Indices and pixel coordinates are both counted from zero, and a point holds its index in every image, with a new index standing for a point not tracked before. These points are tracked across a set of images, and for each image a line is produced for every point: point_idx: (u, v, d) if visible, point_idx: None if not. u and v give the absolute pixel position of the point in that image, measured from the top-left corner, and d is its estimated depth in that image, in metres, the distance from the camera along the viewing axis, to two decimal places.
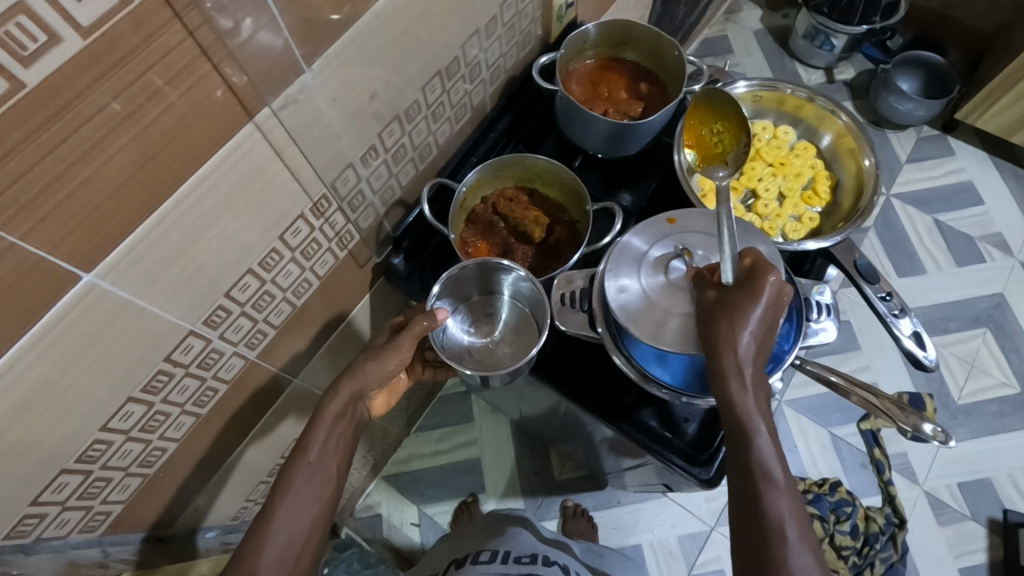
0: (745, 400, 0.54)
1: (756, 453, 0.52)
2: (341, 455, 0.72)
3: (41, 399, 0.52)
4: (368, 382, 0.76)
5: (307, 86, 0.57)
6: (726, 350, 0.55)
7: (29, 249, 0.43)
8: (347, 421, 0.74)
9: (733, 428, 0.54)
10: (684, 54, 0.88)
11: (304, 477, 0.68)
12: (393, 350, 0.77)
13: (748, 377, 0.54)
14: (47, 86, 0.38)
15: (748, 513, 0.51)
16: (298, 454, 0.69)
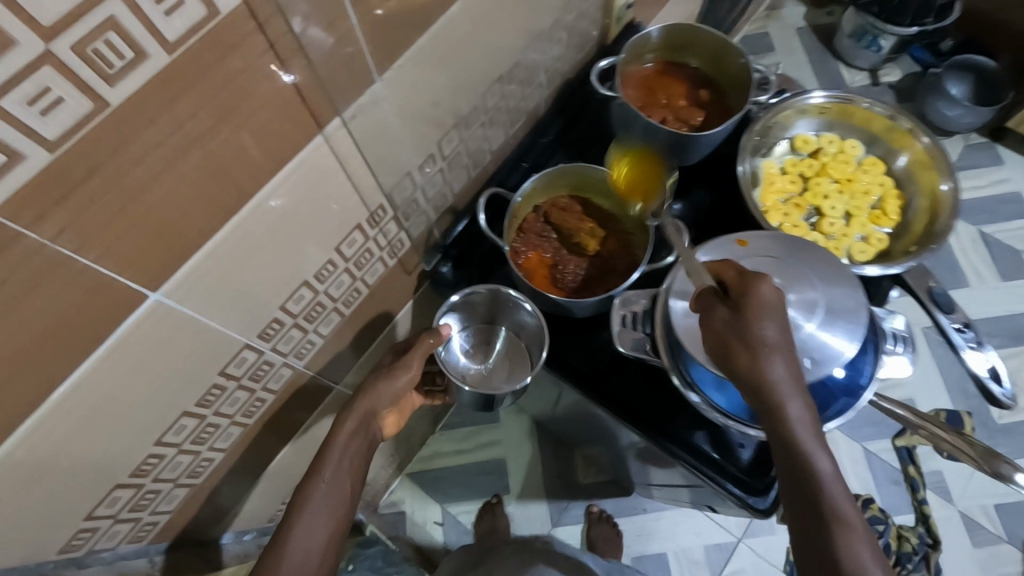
0: (794, 430, 0.51)
1: (814, 484, 0.49)
2: (355, 474, 0.67)
3: (102, 417, 0.50)
4: (381, 400, 0.73)
5: (378, 96, 0.54)
6: (765, 382, 0.51)
7: (101, 271, 0.41)
8: (362, 441, 0.70)
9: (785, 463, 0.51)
10: (750, 61, 0.84)
11: (319, 496, 0.63)
12: (406, 370, 0.75)
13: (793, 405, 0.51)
14: (130, 106, 0.35)
15: (821, 558, 0.47)
16: (312, 474, 0.65)
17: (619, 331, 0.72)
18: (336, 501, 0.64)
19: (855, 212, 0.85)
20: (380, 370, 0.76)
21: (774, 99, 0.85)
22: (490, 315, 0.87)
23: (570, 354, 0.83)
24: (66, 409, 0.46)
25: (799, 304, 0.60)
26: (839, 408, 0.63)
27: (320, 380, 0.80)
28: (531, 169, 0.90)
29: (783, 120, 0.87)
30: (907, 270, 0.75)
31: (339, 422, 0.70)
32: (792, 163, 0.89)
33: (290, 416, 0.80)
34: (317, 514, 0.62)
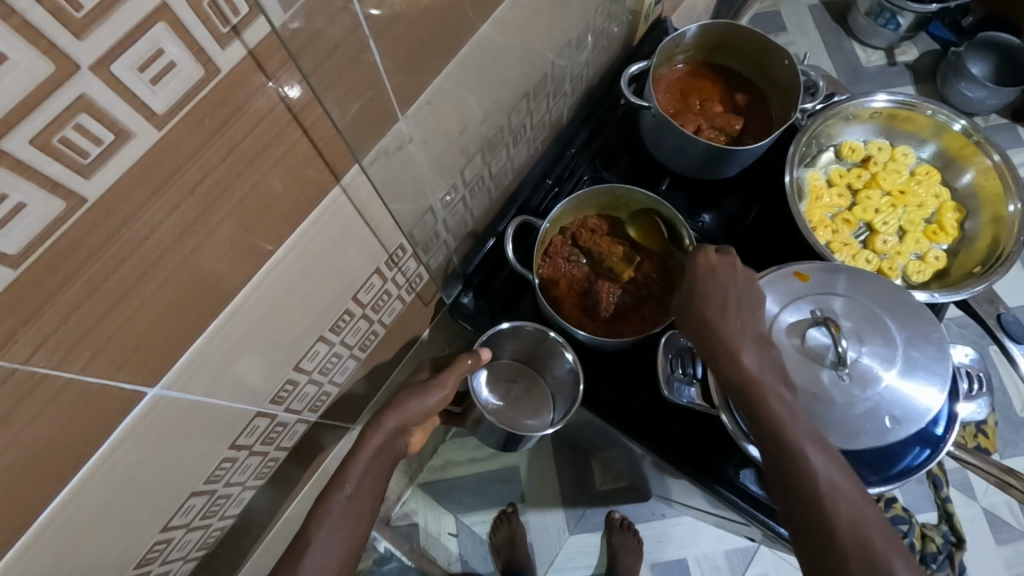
0: (745, 368, 0.51)
1: (773, 417, 0.48)
2: (377, 493, 0.61)
3: (100, 520, 0.44)
4: (412, 418, 0.65)
5: (401, 135, 0.47)
6: (704, 331, 0.53)
7: (88, 380, 0.34)
8: (386, 458, 0.63)
9: (743, 401, 0.50)
10: (796, 62, 0.76)
11: (339, 513, 0.56)
12: (441, 388, 0.67)
13: (738, 346, 0.52)
14: (113, 196, 0.28)
15: (784, 490, 0.47)
16: (334, 486, 0.58)
17: (666, 373, 0.64)
18: (352, 524, 0.56)
19: (909, 227, 0.82)
20: (413, 386, 0.67)
21: (821, 106, 0.79)
22: (523, 354, 0.82)
23: (604, 386, 0.77)
24: (57, 524, 0.40)
25: (874, 356, 0.56)
26: (917, 460, 0.58)
27: (334, 425, 0.74)
28: (556, 186, 0.83)
29: (831, 128, 0.82)
30: (973, 295, 0.70)
31: (363, 438, 0.62)
32: (839, 173, 0.84)
33: (302, 465, 0.74)
34: (336, 531, 0.55)
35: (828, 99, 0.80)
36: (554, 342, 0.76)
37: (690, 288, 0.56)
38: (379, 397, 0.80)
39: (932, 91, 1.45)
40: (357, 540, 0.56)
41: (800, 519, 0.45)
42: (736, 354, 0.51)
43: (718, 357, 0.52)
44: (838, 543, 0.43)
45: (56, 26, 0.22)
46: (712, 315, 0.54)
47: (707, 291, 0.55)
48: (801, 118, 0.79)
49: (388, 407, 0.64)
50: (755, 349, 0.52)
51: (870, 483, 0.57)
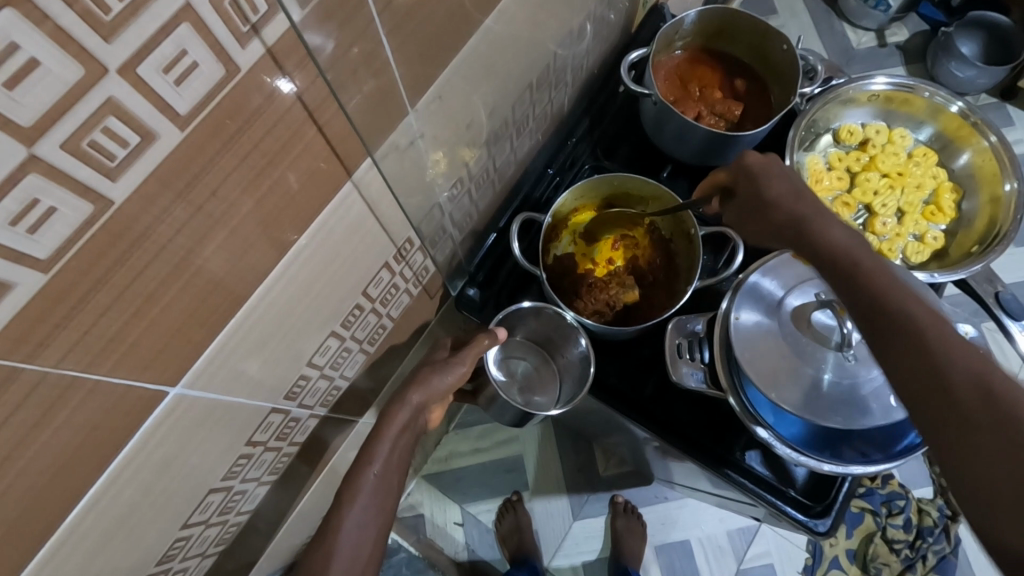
0: (830, 237, 0.53)
1: (879, 291, 0.46)
2: (402, 472, 0.62)
3: (125, 521, 0.44)
4: (435, 394, 0.66)
5: (411, 130, 0.47)
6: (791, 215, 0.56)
7: (115, 382, 0.34)
8: (410, 434, 0.64)
9: (844, 283, 0.49)
10: (794, 47, 0.76)
11: (370, 489, 0.58)
12: (458, 366, 0.68)
13: (828, 226, 0.54)
14: (137, 199, 0.29)
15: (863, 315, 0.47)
16: (362, 462, 0.59)
17: (675, 359, 0.65)
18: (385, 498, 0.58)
19: (907, 209, 0.83)
20: (434, 362, 0.69)
21: (819, 90, 0.80)
22: (538, 334, 0.81)
23: (611, 373, 0.78)
24: (84, 525, 0.40)
25: None
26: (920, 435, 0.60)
27: (343, 418, 0.74)
28: (557, 176, 0.84)
29: (829, 112, 0.83)
30: (971, 274, 0.71)
31: (387, 418, 0.63)
32: (837, 157, 0.85)
33: (312, 460, 0.74)
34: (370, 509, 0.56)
35: (827, 84, 0.81)
36: (569, 325, 0.75)
37: (770, 188, 0.59)
38: (387, 389, 0.81)
39: (922, 71, 1.46)
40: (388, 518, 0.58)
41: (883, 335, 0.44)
42: (825, 229, 0.53)
43: (808, 235, 0.54)
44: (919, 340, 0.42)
45: (86, 29, 0.22)
46: (794, 204, 0.57)
47: (792, 186, 0.59)
48: (801, 103, 0.79)
49: (411, 384, 0.65)
50: (843, 229, 0.53)
51: (872, 460, 0.60)
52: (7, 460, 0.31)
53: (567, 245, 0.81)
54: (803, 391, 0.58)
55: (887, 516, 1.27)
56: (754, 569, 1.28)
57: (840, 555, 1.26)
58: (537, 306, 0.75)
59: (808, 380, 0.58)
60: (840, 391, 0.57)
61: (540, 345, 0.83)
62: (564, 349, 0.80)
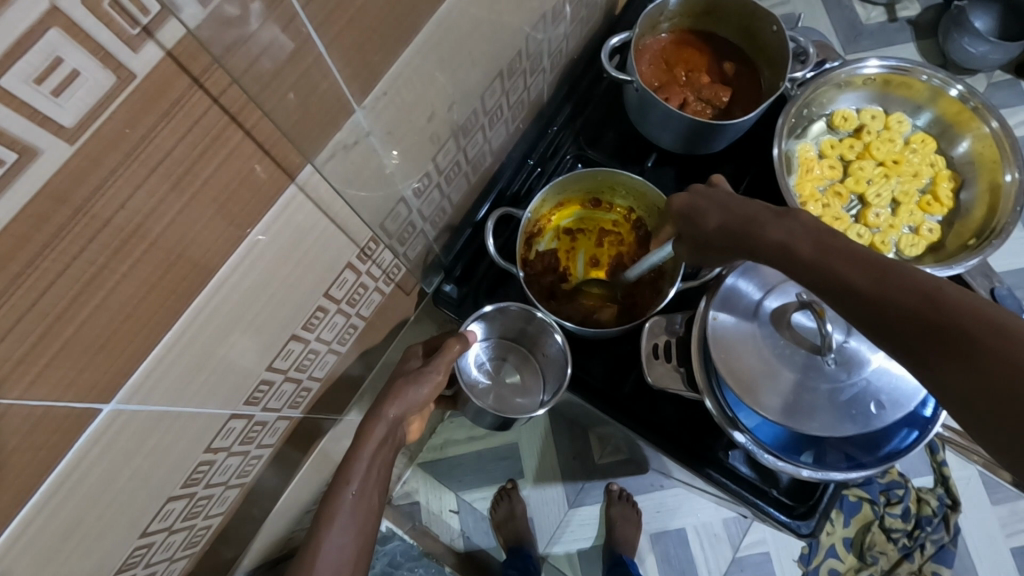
0: (771, 239, 0.46)
1: (833, 267, 0.41)
2: (382, 487, 0.62)
3: (72, 534, 0.43)
4: (411, 407, 0.64)
5: (359, 128, 0.44)
6: (726, 222, 0.50)
7: (33, 403, 0.33)
8: (388, 447, 0.63)
9: (793, 273, 0.44)
10: (784, 29, 0.72)
11: (347, 510, 0.58)
12: (433, 375, 0.66)
13: (764, 223, 0.47)
14: (28, 216, 0.27)
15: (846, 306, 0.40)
16: (340, 483, 0.59)
17: (651, 360, 0.63)
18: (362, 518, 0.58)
19: (903, 199, 0.80)
20: (407, 374, 0.66)
21: (812, 73, 0.76)
22: (511, 330, 0.79)
23: (591, 371, 0.76)
24: (23, 542, 0.39)
25: (864, 339, 0.55)
26: (903, 442, 0.57)
27: (322, 417, 0.73)
28: (538, 166, 0.81)
29: (822, 96, 0.79)
30: (967, 269, 0.67)
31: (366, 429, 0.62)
32: (830, 144, 0.81)
33: (291, 460, 0.73)
34: (346, 531, 0.57)
35: (819, 67, 0.77)
36: (542, 322, 0.73)
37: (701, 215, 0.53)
38: (366, 388, 0.80)
39: (933, 47, 1.39)
40: (367, 536, 0.58)
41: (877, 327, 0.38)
42: (760, 231, 0.47)
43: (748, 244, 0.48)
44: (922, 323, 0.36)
45: None
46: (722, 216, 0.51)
47: (717, 196, 0.53)
48: (791, 88, 0.75)
49: (388, 396, 0.64)
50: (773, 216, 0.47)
51: (852, 467, 0.58)
52: None
53: (551, 241, 0.79)
54: (782, 395, 0.55)
55: (885, 506, 1.25)
56: (751, 557, 1.28)
57: (837, 543, 1.24)
58: (505, 304, 0.73)
59: (787, 383, 0.55)
60: (818, 394, 0.55)
61: (520, 344, 0.81)
62: (543, 346, 0.78)
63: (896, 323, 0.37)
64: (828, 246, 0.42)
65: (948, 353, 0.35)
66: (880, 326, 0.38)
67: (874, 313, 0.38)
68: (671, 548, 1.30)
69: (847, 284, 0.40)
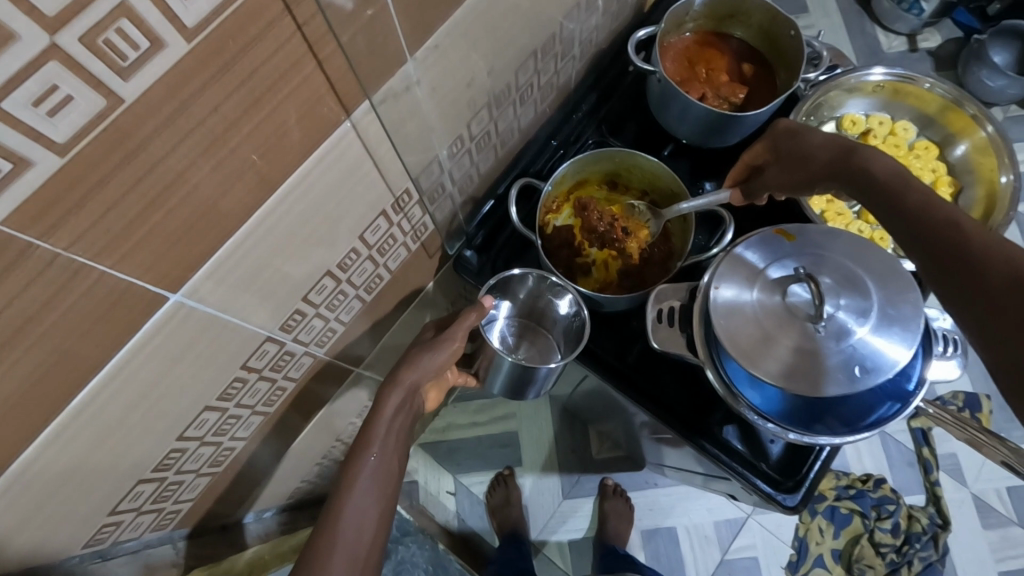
0: (881, 167, 0.57)
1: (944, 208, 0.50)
2: (401, 453, 0.63)
3: (125, 419, 0.48)
4: (425, 375, 0.67)
5: (409, 78, 0.50)
6: (838, 148, 0.61)
7: (119, 276, 0.38)
8: (406, 415, 0.65)
9: (899, 196, 0.54)
10: (801, 33, 0.77)
11: (368, 473, 0.59)
12: (450, 342, 0.70)
13: (870, 154, 0.58)
14: (144, 101, 0.32)
15: (937, 244, 0.49)
16: (361, 450, 0.60)
17: (655, 326, 0.68)
18: (382, 477, 0.59)
19: None
20: (423, 344, 0.70)
21: (824, 76, 0.81)
22: (527, 306, 0.83)
23: (597, 341, 0.80)
24: (86, 412, 0.44)
25: (852, 310, 0.59)
26: (887, 414, 0.62)
27: (341, 364, 0.78)
28: (561, 148, 0.86)
29: (832, 100, 0.84)
30: None
31: (381, 399, 0.64)
32: None
33: (309, 404, 0.78)
34: (368, 493, 0.57)
35: (830, 71, 0.82)
36: (555, 289, 0.77)
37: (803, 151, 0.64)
38: (383, 345, 0.84)
39: (952, 78, 1.44)
40: (388, 500, 0.59)
41: (950, 265, 0.47)
42: (866, 158, 0.58)
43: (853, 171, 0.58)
44: (992, 273, 0.44)
45: None
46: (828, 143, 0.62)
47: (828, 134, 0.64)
48: (804, 88, 0.81)
49: (404, 365, 0.67)
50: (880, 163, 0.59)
51: (838, 433, 0.62)
52: (14, 337, 0.35)
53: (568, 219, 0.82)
54: (778, 362, 0.59)
55: (875, 520, 1.26)
56: (739, 561, 1.30)
57: (825, 553, 1.27)
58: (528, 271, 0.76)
59: (784, 350, 0.59)
60: (813, 359, 0.58)
61: (533, 320, 0.85)
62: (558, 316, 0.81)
63: (977, 261, 0.45)
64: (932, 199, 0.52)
65: (1006, 279, 0.43)
66: (945, 256, 0.48)
67: (953, 242, 0.48)
68: (662, 548, 1.32)
69: (954, 227, 0.49)
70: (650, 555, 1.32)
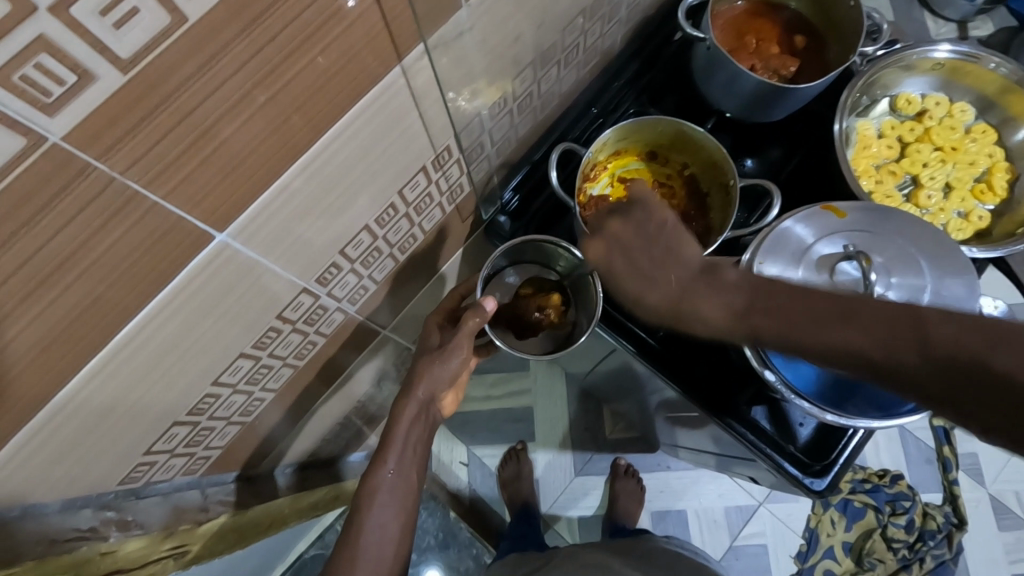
0: (716, 308, 0.49)
1: (827, 331, 0.43)
2: (420, 466, 0.63)
3: (165, 358, 0.48)
4: (438, 385, 0.64)
5: (462, 25, 0.48)
6: (662, 289, 0.51)
7: (170, 209, 0.38)
8: (424, 425, 0.64)
9: (773, 334, 0.46)
10: (862, 5, 0.74)
11: (387, 488, 0.59)
12: (456, 351, 0.64)
13: (702, 285, 0.50)
14: (207, 22, 0.31)
15: (858, 362, 0.42)
16: (377, 464, 0.60)
17: None
18: (402, 497, 0.59)
19: (956, 185, 0.82)
20: (430, 352, 0.65)
21: (881, 52, 0.78)
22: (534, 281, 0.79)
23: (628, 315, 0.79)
24: (130, 347, 0.44)
25: (902, 288, 0.58)
26: None
27: (370, 323, 0.78)
28: (600, 117, 0.84)
29: (887, 78, 0.81)
30: (1011, 253, 0.71)
31: (395, 414, 0.62)
32: (890, 125, 0.83)
33: (337, 361, 0.78)
34: (387, 507, 0.58)
35: (889, 47, 0.79)
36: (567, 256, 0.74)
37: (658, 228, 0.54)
38: (411, 307, 0.84)
39: None
40: (409, 512, 0.59)
41: (894, 376, 0.41)
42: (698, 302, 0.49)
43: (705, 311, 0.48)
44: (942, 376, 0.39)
45: None
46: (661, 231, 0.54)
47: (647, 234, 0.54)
48: (860, 63, 0.78)
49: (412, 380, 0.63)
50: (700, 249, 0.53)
51: (874, 417, 0.60)
52: (68, 261, 0.35)
53: (604, 187, 0.81)
54: None
55: (889, 515, 1.25)
56: (747, 547, 1.29)
57: (836, 545, 1.26)
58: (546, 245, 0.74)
59: None
60: None
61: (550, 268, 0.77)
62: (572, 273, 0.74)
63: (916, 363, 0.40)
64: (800, 316, 0.45)
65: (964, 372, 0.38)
66: (872, 368, 0.42)
67: (871, 357, 0.41)
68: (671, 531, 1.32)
69: (854, 345, 0.42)
70: (653, 521, 1.32)
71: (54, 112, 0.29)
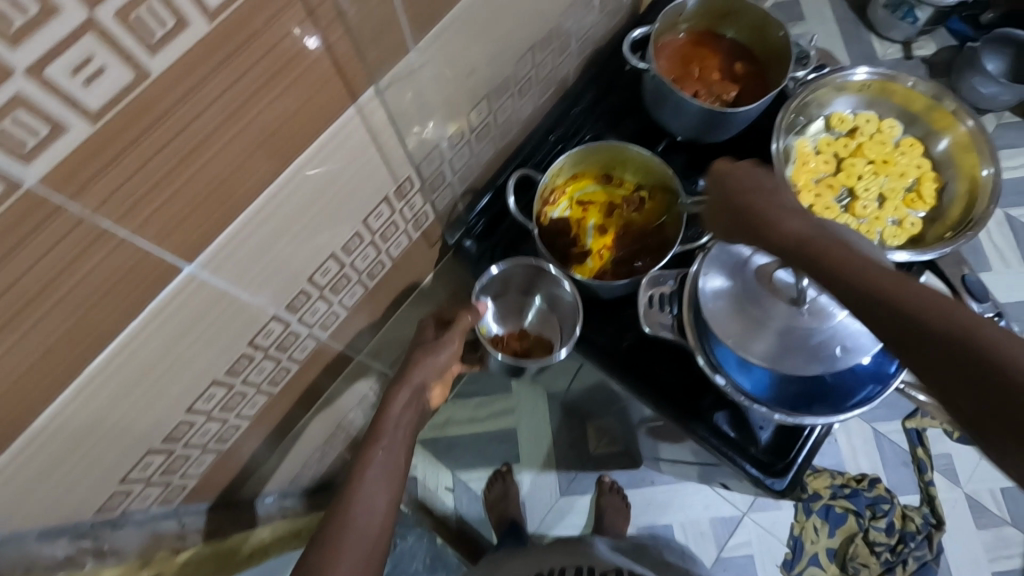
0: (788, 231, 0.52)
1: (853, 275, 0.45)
2: (409, 448, 0.64)
3: (139, 385, 0.51)
4: (428, 374, 0.69)
5: (412, 65, 0.53)
6: (757, 218, 0.55)
7: (138, 242, 0.41)
8: (413, 413, 0.67)
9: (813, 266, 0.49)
10: (789, 34, 0.81)
11: (378, 464, 0.60)
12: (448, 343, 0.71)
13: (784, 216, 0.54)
14: (169, 75, 0.35)
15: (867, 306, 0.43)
16: (370, 441, 0.62)
17: (647, 310, 0.70)
18: (389, 475, 0.60)
19: (889, 195, 0.88)
20: (424, 344, 0.71)
21: (812, 74, 0.86)
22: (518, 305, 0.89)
23: (592, 328, 0.82)
24: (103, 374, 0.47)
25: None
26: (869, 395, 0.64)
27: (345, 349, 0.80)
28: (558, 143, 0.88)
29: (821, 98, 0.88)
30: (942, 254, 0.75)
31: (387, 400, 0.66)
32: (826, 142, 0.90)
33: (313, 387, 0.80)
34: (377, 481, 0.59)
35: (817, 71, 0.86)
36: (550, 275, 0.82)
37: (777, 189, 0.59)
38: (386, 334, 0.87)
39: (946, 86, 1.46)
40: (395, 488, 0.60)
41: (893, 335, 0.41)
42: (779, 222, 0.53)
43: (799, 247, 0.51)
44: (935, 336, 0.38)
45: None
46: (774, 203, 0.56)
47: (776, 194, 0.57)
48: (793, 86, 0.84)
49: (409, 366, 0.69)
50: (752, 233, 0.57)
51: (824, 414, 0.63)
52: (40, 294, 0.38)
53: (564, 210, 0.85)
54: (768, 345, 0.63)
55: (869, 519, 1.28)
56: (734, 558, 1.30)
57: (820, 552, 1.28)
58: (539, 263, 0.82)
59: (773, 334, 0.63)
60: (805, 337, 0.63)
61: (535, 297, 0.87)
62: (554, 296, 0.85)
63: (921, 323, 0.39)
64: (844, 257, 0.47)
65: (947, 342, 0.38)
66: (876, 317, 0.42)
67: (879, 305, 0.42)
68: None
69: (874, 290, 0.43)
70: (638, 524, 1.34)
71: (30, 160, 0.32)
